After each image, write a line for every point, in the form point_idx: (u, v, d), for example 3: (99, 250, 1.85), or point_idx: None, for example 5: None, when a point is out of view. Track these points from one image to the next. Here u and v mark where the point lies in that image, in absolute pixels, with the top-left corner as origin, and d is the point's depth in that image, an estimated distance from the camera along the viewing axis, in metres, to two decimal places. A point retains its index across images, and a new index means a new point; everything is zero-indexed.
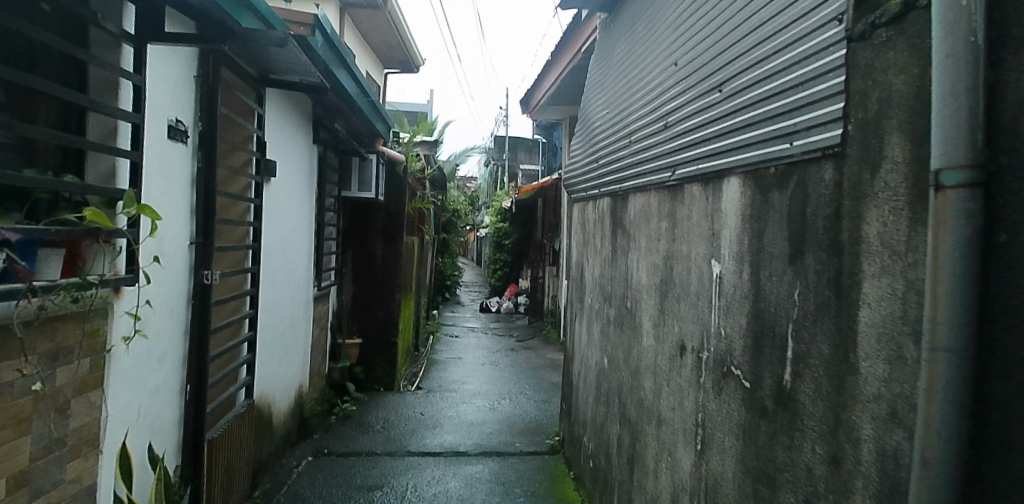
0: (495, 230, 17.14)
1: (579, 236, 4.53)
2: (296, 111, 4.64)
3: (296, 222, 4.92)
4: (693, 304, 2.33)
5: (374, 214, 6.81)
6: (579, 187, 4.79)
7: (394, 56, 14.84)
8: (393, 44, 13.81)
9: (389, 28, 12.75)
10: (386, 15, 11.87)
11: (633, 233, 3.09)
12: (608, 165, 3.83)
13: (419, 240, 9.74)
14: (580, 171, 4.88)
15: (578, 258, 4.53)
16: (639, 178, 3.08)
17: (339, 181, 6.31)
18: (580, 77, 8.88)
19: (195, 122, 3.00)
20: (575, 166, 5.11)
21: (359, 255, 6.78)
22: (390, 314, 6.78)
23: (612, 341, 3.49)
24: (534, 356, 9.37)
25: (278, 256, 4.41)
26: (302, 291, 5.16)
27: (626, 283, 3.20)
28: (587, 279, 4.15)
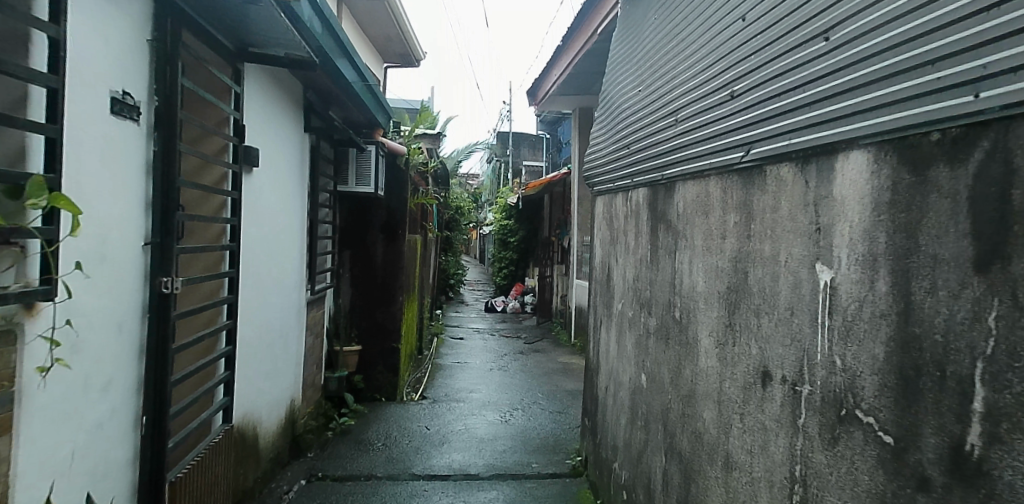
0: (500, 227, 16.55)
1: (603, 233, 3.98)
2: (282, 93, 4.08)
3: (285, 219, 4.36)
4: (781, 320, 1.79)
5: (374, 211, 6.25)
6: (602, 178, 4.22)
7: (394, 50, 14.29)
8: (393, 36, 13.27)
9: (388, 19, 12.21)
10: (385, 5, 11.33)
11: (682, 228, 2.55)
12: (640, 151, 3.26)
13: (421, 238, 9.19)
14: (603, 162, 4.30)
15: (603, 258, 3.98)
16: (687, 163, 2.53)
17: (335, 175, 5.73)
18: (593, 63, 8.30)
19: (150, 97, 2.45)
20: (597, 157, 4.54)
21: (357, 255, 6.23)
22: (391, 319, 6.23)
23: (652, 357, 2.95)
24: (545, 360, 8.81)
25: (263, 259, 3.85)
26: (292, 296, 4.60)
27: (673, 289, 2.66)
28: (616, 281, 3.60)
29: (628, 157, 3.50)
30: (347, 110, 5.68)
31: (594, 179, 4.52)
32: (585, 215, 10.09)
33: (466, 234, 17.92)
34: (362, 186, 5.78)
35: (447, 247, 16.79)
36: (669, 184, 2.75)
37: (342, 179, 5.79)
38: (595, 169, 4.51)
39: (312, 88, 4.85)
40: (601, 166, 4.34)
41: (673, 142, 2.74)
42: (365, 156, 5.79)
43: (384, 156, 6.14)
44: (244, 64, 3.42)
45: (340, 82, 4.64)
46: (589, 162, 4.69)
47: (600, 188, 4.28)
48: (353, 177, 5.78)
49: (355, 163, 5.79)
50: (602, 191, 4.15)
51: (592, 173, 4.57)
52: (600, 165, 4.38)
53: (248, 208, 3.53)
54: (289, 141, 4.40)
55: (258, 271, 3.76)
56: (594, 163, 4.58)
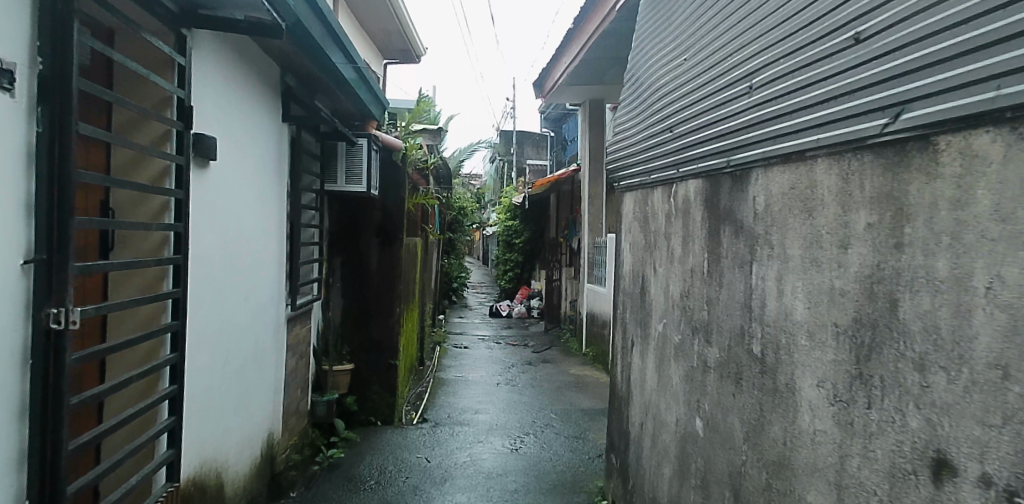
0: (504, 228, 15.86)
1: (633, 237, 3.30)
2: (246, 72, 3.37)
3: (259, 223, 3.67)
4: (977, 383, 1.12)
5: (367, 212, 5.55)
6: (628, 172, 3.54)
7: (393, 46, 13.62)
8: (393, 31, 12.58)
9: (387, 13, 11.52)
10: None
11: (766, 234, 1.88)
12: (687, 134, 2.60)
13: (421, 242, 8.54)
14: (629, 153, 3.62)
15: (632, 267, 3.30)
16: (770, 144, 1.88)
17: (321, 172, 4.89)
18: (606, 49, 7.58)
19: (33, 57, 1.74)
20: (619, 150, 3.87)
21: (348, 260, 5.54)
22: (387, 334, 5.56)
23: (710, 399, 2.28)
24: (556, 373, 8.12)
25: (226, 271, 3.17)
26: (272, 312, 3.91)
27: (748, 315, 1.99)
28: (653, 296, 2.93)
29: (667, 143, 2.84)
30: (333, 97, 4.95)
31: (618, 173, 3.83)
32: (597, 214, 9.39)
33: (469, 235, 17.22)
34: (354, 184, 4.93)
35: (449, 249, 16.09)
36: (740, 174, 2.07)
37: (331, 176, 4.93)
38: (619, 162, 3.82)
39: (291, 71, 4.15)
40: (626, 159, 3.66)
41: (746, 117, 2.07)
42: (357, 150, 4.95)
43: (378, 150, 5.31)
44: (188, 30, 2.65)
45: (321, 61, 3.89)
46: (611, 154, 4.01)
47: (625, 183, 3.60)
48: (343, 175, 4.92)
49: (345, 158, 4.95)
50: (629, 186, 3.47)
51: (615, 167, 3.89)
52: (625, 158, 3.70)
53: (203, 211, 2.84)
54: (260, 129, 3.65)
55: (218, 287, 3.07)
56: (617, 156, 3.90)
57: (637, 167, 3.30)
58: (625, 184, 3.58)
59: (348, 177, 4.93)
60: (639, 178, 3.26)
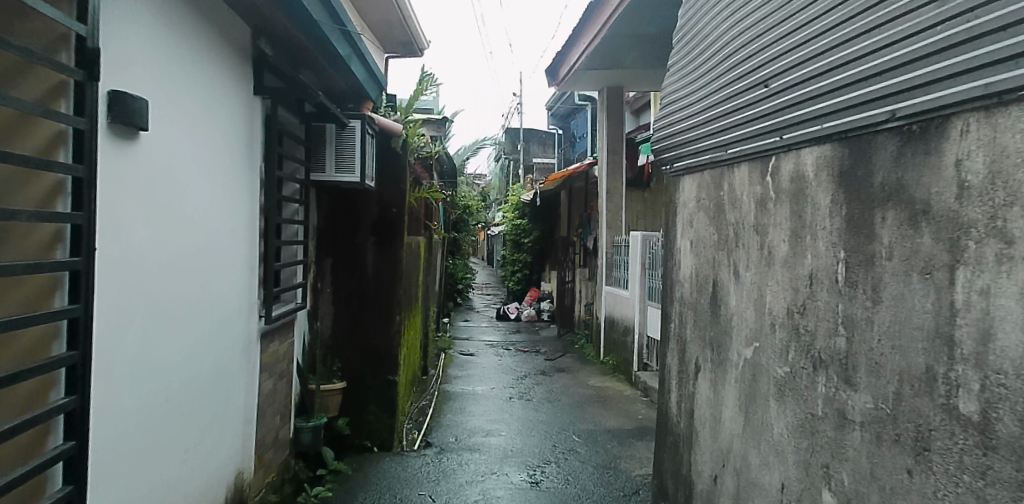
0: (512, 227, 15.09)
1: (697, 231, 2.54)
2: (204, 20, 2.60)
3: (224, 216, 2.91)
4: None
5: (362, 206, 4.78)
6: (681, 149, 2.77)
7: (394, 38, 12.84)
8: (393, 22, 11.80)
9: (387, 1, 10.74)
10: None
11: (997, 220, 1.14)
12: (795, 85, 1.84)
13: (424, 241, 7.78)
14: (681, 125, 2.85)
15: (696, 269, 2.55)
16: (1008, 70, 1.12)
17: (306, 158, 4.03)
18: (630, 27, 6.79)
19: None
20: (665, 124, 3.09)
21: (340, 261, 4.77)
22: (387, 346, 4.81)
23: (851, 468, 1.53)
24: (574, 384, 7.35)
25: (172, 278, 2.40)
26: (242, 327, 3.15)
27: (945, 350, 1.24)
28: (736, 309, 2.17)
29: (756, 104, 2.07)
30: (321, 71, 4.12)
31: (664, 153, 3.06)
32: (616, 211, 8.62)
33: (474, 234, 16.48)
34: (347, 174, 4.12)
35: (452, 249, 15.32)
36: (939, 131, 1.29)
37: (319, 163, 4.10)
38: (665, 139, 3.05)
39: (269, 35, 3.34)
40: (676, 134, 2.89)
41: (939, 39, 1.31)
42: (350, 133, 4.13)
43: (376, 135, 4.54)
44: None
45: (303, 22, 3.08)
46: (654, 129, 3.23)
47: (677, 164, 2.82)
48: (333, 163, 4.10)
49: (336, 144, 4.12)
50: (686, 167, 2.70)
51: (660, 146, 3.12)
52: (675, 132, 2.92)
53: (135, 197, 2.07)
54: (224, 98, 2.86)
55: (159, 298, 2.31)
56: (661, 132, 3.12)
57: (701, 140, 2.53)
58: (678, 165, 2.81)
59: (338, 164, 4.11)
60: (706, 155, 2.48)
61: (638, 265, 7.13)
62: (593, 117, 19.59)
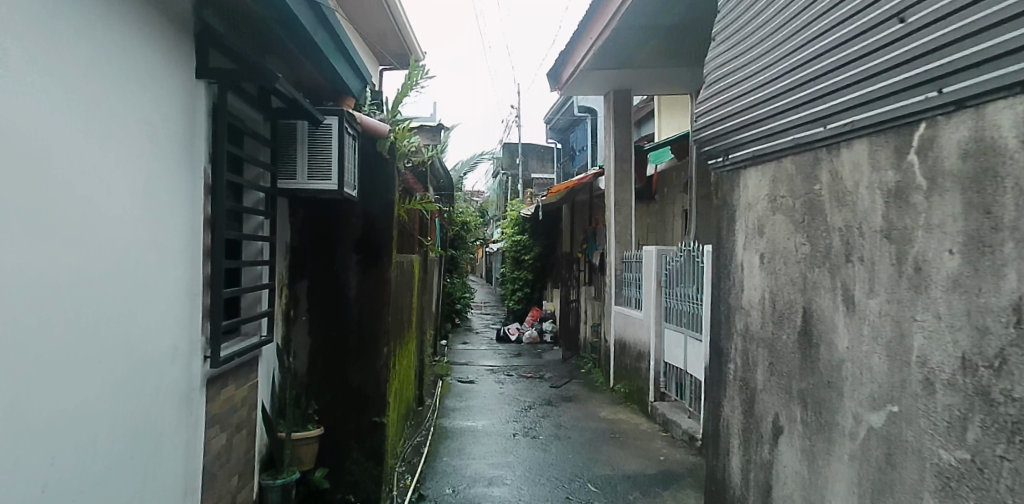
0: (511, 243, 14.43)
1: (773, 243, 1.90)
2: None
3: (151, 227, 2.25)
4: None
5: (343, 220, 4.12)
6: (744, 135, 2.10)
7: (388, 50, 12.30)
8: (387, 32, 11.27)
9: (379, 10, 10.20)
10: None
11: None
12: (972, 7, 1.19)
13: (418, 259, 7.13)
14: (739, 100, 2.18)
15: (772, 294, 1.90)
16: None
17: (272, 161, 3.38)
18: (641, 22, 6.20)
19: None
20: (714, 108, 2.41)
21: (317, 285, 4.08)
22: (372, 383, 4.12)
23: None
24: (584, 416, 6.64)
25: (71, 299, 1.77)
26: (180, 372, 2.47)
27: None
28: (849, 353, 1.53)
29: (890, 49, 1.41)
30: (290, 61, 3.47)
31: (715, 144, 2.38)
32: (626, 223, 7.99)
33: (472, 252, 15.85)
34: (323, 181, 3.47)
35: (450, 267, 14.65)
36: None
37: (289, 169, 3.44)
38: (715, 127, 2.37)
39: (218, 9, 2.70)
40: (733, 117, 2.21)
41: None
42: (325, 134, 3.47)
43: (359, 136, 3.90)
44: None
45: None
46: (699, 115, 2.55)
47: (738, 156, 2.15)
48: (305, 169, 3.45)
49: (308, 146, 3.47)
50: (755, 157, 2.03)
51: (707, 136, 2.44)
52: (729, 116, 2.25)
53: None
54: (148, 75, 2.21)
55: (49, 326, 1.68)
56: (709, 119, 2.44)
57: (779, 116, 1.87)
58: (739, 157, 2.14)
59: (311, 170, 3.46)
60: (788, 135, 1.82)
61: (651, 283, 6.45)
62: (593, 129, 19.10)
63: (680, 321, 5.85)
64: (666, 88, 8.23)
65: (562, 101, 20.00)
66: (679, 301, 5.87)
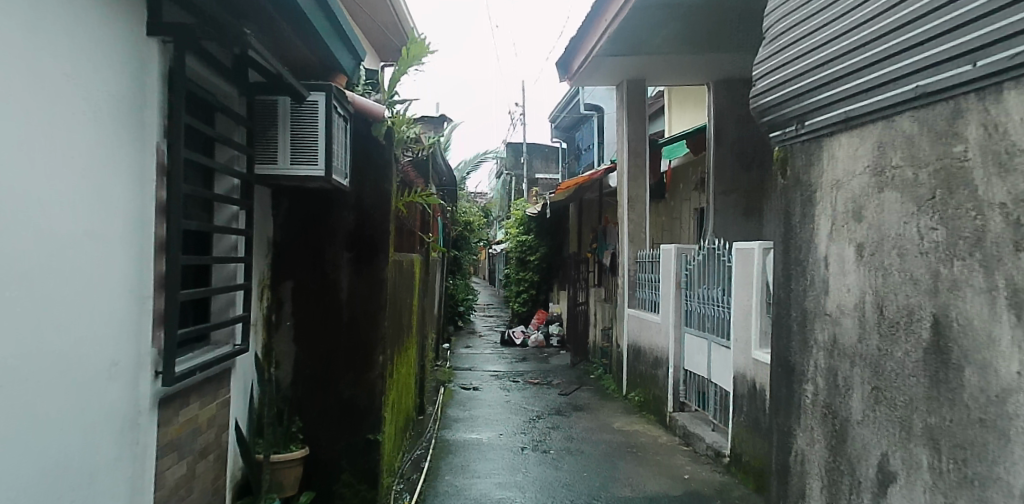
0: (516, 243, 13.99)
1: (876, 230, 1.46)
2: None
3: (86, 213, 1.79)
4: None
5: (333, 213, 3.67)
6: (834, 95, 1.61)
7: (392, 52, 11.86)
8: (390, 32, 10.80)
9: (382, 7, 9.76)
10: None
11: None
12: None
13: (419, 259, 6.68)
14: (820, 47, 1.70)
15: (878, 295, 1.45)
16: None
17: (248, 142, 2.92)
18: (661, 2, 5.73)
19: None
20: (777, 66, 1.91)
21: (302, 286, 3.62)
22: (366, 396, 3.68)
23: None
24: (597, 427, 6.17)
25: (15, 283, 1.47)
26: (120, 393, 1.98)
27: None
28: (1021, 382, 1.08)
29: None
30: (270, 30, 3.00)
31: (781, 111, 1.88)
32: (639, 222, 7.55)
33: (475, 253, 15.43)
34: (308, 165, 3.00)
35: (453, 269, 14.19)
36: None
37: (269, 152, 2.98)
38: (781, 89, 1.87)
39: None
40: (812, 73, 1.71)
41: None
42: (311, 111, 3.01)
43: (351, 117, 3.44)
44: None
45: None
46: (755, 77, 2.05)
47: (823, 122, 1.66)
48: (288, 151, 2.99)
49: (291, 125, 3.01)
50: (853, 120, 1.55)
51: (769, 102, 1.94)
52: (805, 73, 1.75)
53: None
54: (82, 20, 1.75)
55: (36, 307, 1.56)
56: (771, 80, 1.94)
57: (897, 60, 1.40)
58: (827, 123, 1.65)
59: (294, 153, 3.00)
60: (911, 84, 1.36)
61: (670, 285, 5.99)
62: (600, 127, 18.68)
63: (702, 325, 5.40)
64: (683, 77, 7.77)
65: (568, 99, 19.60)
66: (700, 304, 5.42)
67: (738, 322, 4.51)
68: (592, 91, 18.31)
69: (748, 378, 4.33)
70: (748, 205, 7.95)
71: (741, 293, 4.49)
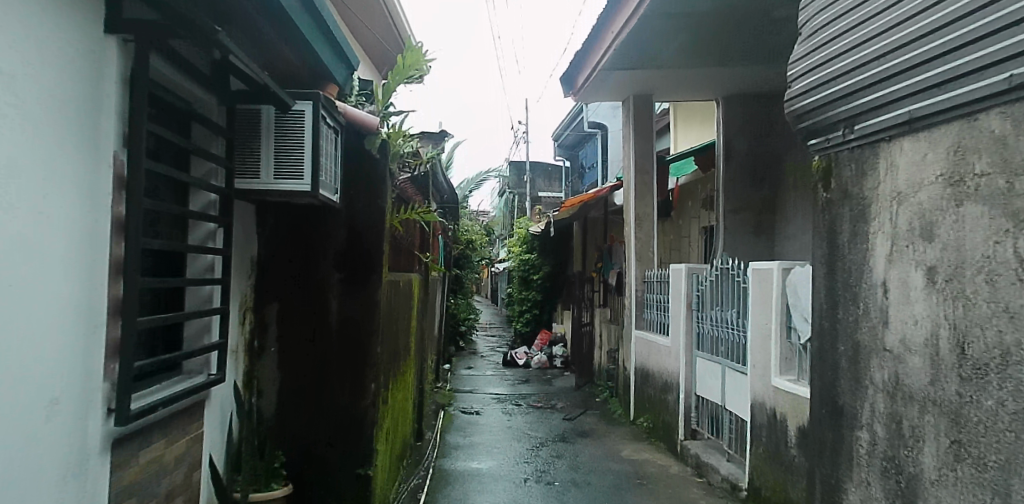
0: (519, 262, 13.75)
1: (953, 251, 1.21)
2: None
3: (23, 230, 1.54)
4: None
5: (323, 230, 3.44)
6: (899, 89, 1.37)
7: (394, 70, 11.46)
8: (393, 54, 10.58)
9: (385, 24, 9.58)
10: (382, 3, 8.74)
11: None
12: None
13: (419, 279, 6.43)
14: (873, 39, 1.48)
15: (957, 330, 1.20)
16: None
17: (227, 155, 2.69)
18: (671, 13, 5.54)
19: None
20: (821, 61, 1.67)
21: (288, 308, 3.37)
22: (356, 427, 3.42)
23: None
24: (604, 456, 5.86)
25: None
26: (63, 437, 1.72)
27: None
28: None
29: None
30: (255, 36, 2.79)
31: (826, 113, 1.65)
32: (647, 240, 7.30)
33: (477, 271, 15.16)
34: (293, 181, 2.78)
35: (455, 287, 13.92)
36: None
37: (250, 166, 2.76)
38: (826, 87, 1.63)
39: None
40: (869, 65, 1.48)
41: None
42: (296, 122, 2.79)
43: (342, 129, 3.23)
44: None
45: None
46: (792, 75, 1.81)
47: (882, 122, 1.43)
48: (271, 165, 2.77)
49: (275, 136, 2.79)
50: (918, 121, 1.32)
51: (811, 103, 1.70)
52: (858, 67, 1.51)
53: None
54: (25, 5, 1.52)
55: None
56: (813, 78, 1.70)
57: (975, 48, 1.18)
58: (886, 124, 1.41)
59: (279, 167, 2.78)
60: (994, 74, 1.13)
61: (680, 306, 5.73)
62: (604, 145, 18.55)
63: (715, 349, 5.13)
64: (690, 92, 7.57)
65: (572, 117, 19.50)
66: (714, 327, 5.16)
67: (756, 347, 4.25)
68: (596, 109, 18.21)
69: (768, 408, 4.05)
70: (759, 222, 7.73)
71: (760, 316, 4.24)
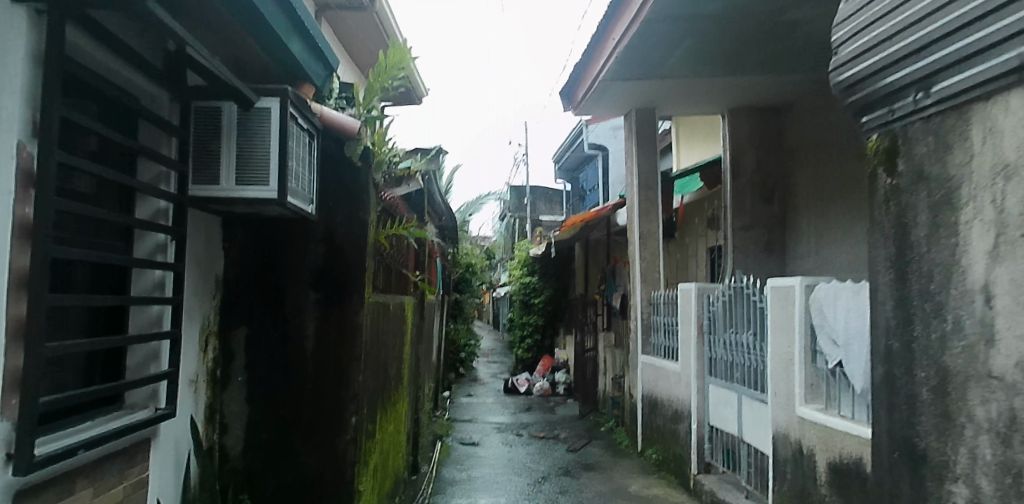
0: (520, 286, 13.41)
1: None
2: None
3: None
4: None
5: (298, 247, 3.11)
6: (993, 31, 1.09)
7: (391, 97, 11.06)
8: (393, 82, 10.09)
9: None
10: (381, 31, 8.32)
11: None
12: None
13: (412, 301, 6.10)
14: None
15: None
16: None
17: (180, 159, 2.37)
18: (678, 18, 5.30)
19: None
20: (876, 14, 1.37)
21: (258, 334, 3.03)
22: (334, 467, 3.06)
23: None
24: (611, 491, 5.43)
25: None
26: None
27: None
28: None
29: None
30: (218, 27, 2.49)
31: (881, 81, 1.35)
32: (653, 259, 6.97)
33: (477, 296, 14.80)
34: (259, 187, 2.46)
35: (454, 312, 13.53)
36: None
37: (210, 172, 2.45)
38: (883, 45, 1.33)
39: None
40: (944, 10, 1.20)
41: None
42: (262, 122, 2.47)
43: (316, 134, 2.93)
44: None
45: None
46: (835, 42, 1.52)
47: (964, 78, 1.15)
48: (233, 171, 2.46)
49: (238, 139, 2.47)
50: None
51: (863, 70, 1.39)
52: (929, 14, 1.23)
53: None
54: None
55: None
56: (864, 41, 1.40)
57: None
58: (972, 79, 1.13)
59: (242, 172, 2.46)
60: None
61: (690, 329, 5.36)
62: (605, 167, 18.37)
63: (731, 375, 4.76)
64: (695, 103, 7.32)
65: (572, 139, 19.37)
66: (729, 351, 4.80)
67: (778, 373, 3.89)
68: (596, 131, 18.09)
69: (794, 440, 3.68)
70: (769, 240, 7.43)
71: (780, 339, 3.89)
